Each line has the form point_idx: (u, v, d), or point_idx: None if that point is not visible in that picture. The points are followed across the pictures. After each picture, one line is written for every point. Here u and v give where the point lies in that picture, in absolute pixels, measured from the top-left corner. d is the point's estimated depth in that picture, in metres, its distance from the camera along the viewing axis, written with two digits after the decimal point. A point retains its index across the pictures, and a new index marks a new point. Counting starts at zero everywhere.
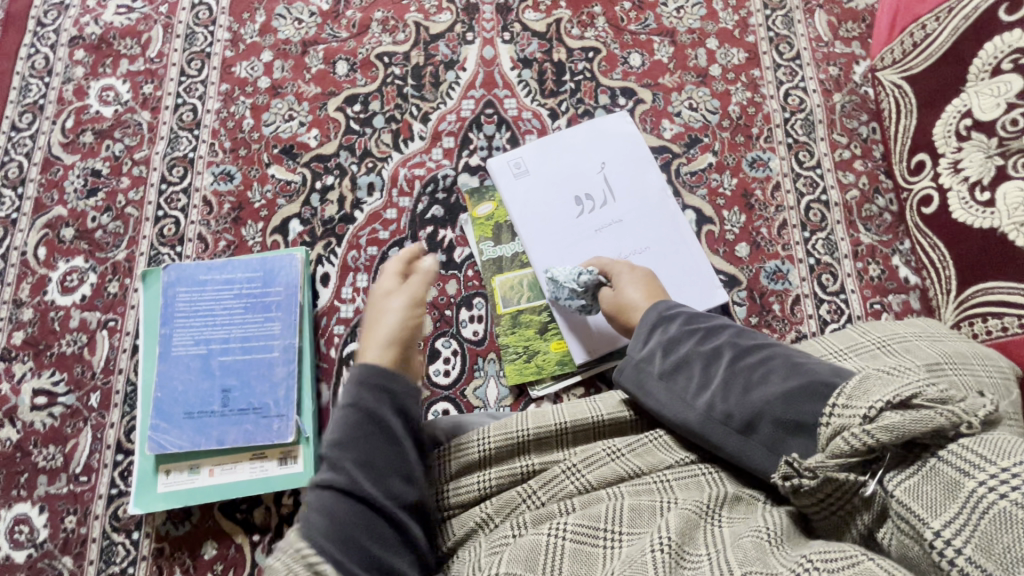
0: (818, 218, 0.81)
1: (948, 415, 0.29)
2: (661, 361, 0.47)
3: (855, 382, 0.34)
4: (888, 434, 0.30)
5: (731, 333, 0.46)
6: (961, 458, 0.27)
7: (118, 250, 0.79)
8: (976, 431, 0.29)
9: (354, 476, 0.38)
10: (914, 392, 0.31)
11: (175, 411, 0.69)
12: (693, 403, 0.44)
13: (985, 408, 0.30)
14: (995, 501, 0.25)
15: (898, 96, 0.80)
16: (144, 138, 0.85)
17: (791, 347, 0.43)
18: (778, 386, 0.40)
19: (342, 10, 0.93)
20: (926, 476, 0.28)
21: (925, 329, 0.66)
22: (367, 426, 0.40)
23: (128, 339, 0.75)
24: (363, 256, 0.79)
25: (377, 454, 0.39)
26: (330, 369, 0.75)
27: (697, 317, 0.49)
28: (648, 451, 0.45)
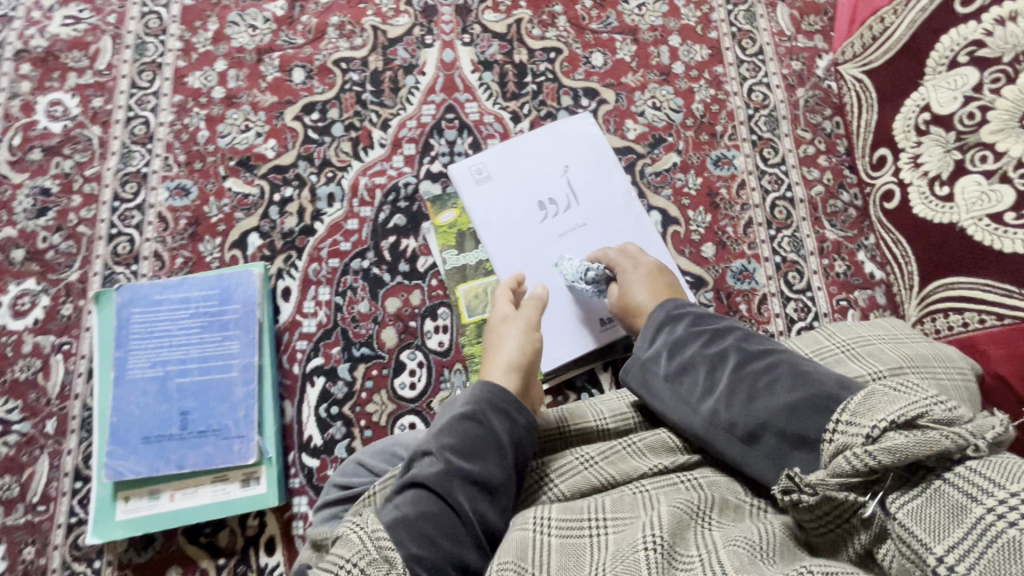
0: (784, 216, 0.82)
1: (953, 438, 0.28)
2: (668, 363, 0.50)
3: (860, 398, 0.33)
4: (890, 455, 0.29)
5: (736, 336, 0.49)
6: (967, 483, 0.27)
7: (71, 270, 0.77)
8: (981, 454, 0.28)
9: (459, 490, 0.42)
10: (917, 413, 0.30)
11: (131, 436, 0.68)
12: (698, 408, 0.47)
13: (994, 429, 0.29)
14: (1004, 529, 0.24)
15: (860, 89, 0.79)
16: (95, 154, 0.82)
17: (797, 354, 0.45)
18: (779, 396, 0.42)
19: (297, 15, 0.91)
20: (931, 497, 0.27)
21: (890, 330, 0.64)
22: (485, 443, 0.45)
23: (83, 362, 0.73)
24: (324, 268, 0.79)
25: (485, 480, 0.43)
26: (293, 387, 0.75)
27: (704, 319, 0.52)
28: (619, 458, 0.48)
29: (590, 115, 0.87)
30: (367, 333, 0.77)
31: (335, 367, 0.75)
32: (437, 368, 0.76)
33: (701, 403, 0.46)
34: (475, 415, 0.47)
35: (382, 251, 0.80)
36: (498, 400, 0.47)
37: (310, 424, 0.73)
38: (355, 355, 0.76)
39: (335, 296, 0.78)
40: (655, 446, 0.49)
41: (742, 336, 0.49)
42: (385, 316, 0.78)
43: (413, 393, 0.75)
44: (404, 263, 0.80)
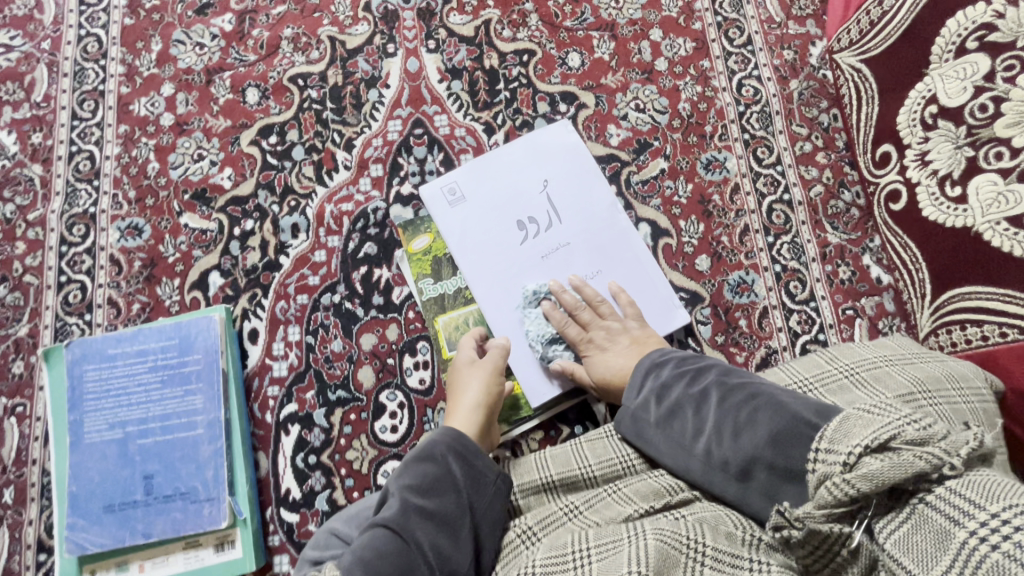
0: (782, 220, 0.82)
1: (926, 458, 0.35)
2: (658, 408, 0.61)
3: (837, 427, 0.40)
4: (868, 482, 0.36)
5: (714, 374, 0.59)
6: (951, 507, 0.33)
7: (20, 325, 0.81)
8: (958, 471, 0.35)
9: (414, 519, 0.55)
10: (889, 435, 0.37)
11: (94, 506, 0.71)
12: (693, 446, 0.56)
13: (965, 445, 0.36)
14: (989, 552, 0.30)
15: (858, 80, 0.81)
16: (38, 195, 0.86)
17: (774, 389, 0.53)
18: (760, 430, 0.50)
19: (248, 30, 0.92)
20: (917, 525, 0.34)
21: (890, 352, 0.67)
22: (439, 485, 0.58)
23: (37, 425, 0.78)
24: (292, 306, 0.81)
25: (439, 512, 0.56)
26: (266, 437, 0.77)
27: (686, 362, 0.63)
28: (604, 505, 0.58)
29: (569, 122, 0.86)
30: (342, 374, 0.79)
31: (310, 414, 0.78)
32: (419, 409, 0.78)
33: (694, 441, 0.56)
34: (435, 461, 0.61)
35: (353, 283, 0.82)
36: (455, 447, 0.62)
37: (287, 476, 0.76)
38: (331, 399, 0.78)
39: (306, 335, 0.80)
40: (642, 491, 0.58)
41: (720, 373, 0.59)
42: (361, 354, 0.79)
43: (394, 436, 0.77)
44: (378, 296, 0.81)
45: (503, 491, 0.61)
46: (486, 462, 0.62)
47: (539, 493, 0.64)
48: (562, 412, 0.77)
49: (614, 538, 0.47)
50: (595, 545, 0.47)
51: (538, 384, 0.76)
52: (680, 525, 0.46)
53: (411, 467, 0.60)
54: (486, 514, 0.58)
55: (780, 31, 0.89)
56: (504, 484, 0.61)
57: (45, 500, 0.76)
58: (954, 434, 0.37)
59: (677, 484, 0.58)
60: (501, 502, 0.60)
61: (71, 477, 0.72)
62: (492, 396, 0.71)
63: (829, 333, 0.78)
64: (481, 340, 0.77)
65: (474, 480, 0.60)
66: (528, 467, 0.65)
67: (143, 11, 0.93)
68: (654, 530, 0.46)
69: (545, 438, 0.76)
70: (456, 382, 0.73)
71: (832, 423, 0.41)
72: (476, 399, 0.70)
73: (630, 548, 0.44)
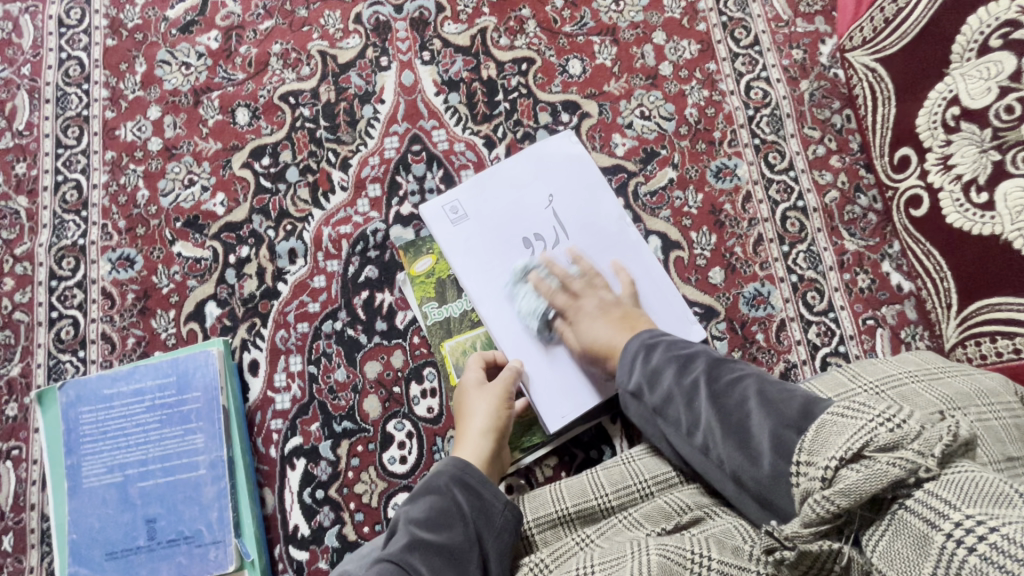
0: (797, 228, 0.79)
1: (900, 465, 0.33)
2: (650, 399, 0.57)
3: (812, 437, 0.38)
4: (845, 498, 0.34)
5: (702, 362, 0.56)
6: (928, 509, 0.31)
7: (12, 364, 0.78)
8: (934, 472, 0.33)
9: (420, 555, 0.53)
10: (864, 442, 0.35)
11: (96, 553, 0.69)
12: (690, 440, 0.54)
13: (941, 442, 0.33)
14: (966, 558, 0.28)
15: (873, 80, 0.78)
16: (25, 228, 0.83)
17: (762, 381, 0.51)
18: (757, 434, 0.48)
19: (235, 47, 0.88)
20: (897, 533, 0.32)
21: (916, 366, 0.63)
22: (447, 518, 0.57)
23: (34, 468, 0.75)
24: (293, 335, 0.78)
25: (446, 546, 0.54)
26: (271, 472, 0.75)
27: (676, 346, 0.59)
28: (615, 531, 0.55)
29: (573, 133, 0.82)
30: (346, 405, 0.76)
31: (315, 447, 0.75)
32: (428, 438, 0.75)
33: (691, 439, 0.53)
34: (445, 491, 0.59)
35: (355, 309, 0.79)
36: (461, 477, 0.60)
37: (295, 512, 0.73)
38: (336, 430, 0.75)
39: (308, 365, 0.77)
40: (652, 515, 0.56)
41: (710, 363, 0.56)
42: (366, 383, 0.77)
43: (404, 468, 0.74)
44: (381, 321, 0.78)
45: (514, 522, 0.58)
46: (495, 492, 0.60)
47: (555, 527, 0.59)
48: (577, 436, 0.74)
49: (617, 554, 0.47)
50: (599, 562, 0.47)
51: (553, 408, 0.71)
52: (684, 541, 0.46)
53: (420, 500, 0.59)
54: (495, 546, 0.56)
55: (788, 30, 0.85)
56: (515, 513, 0.59)
57: (45, 546, 0.73)
58: (930, 430, 0.34)
59: (684, 503, 0.56)
60: (512, 534, 0.57)
61: (71, 524, 0.70)
62: (501, 423, 0.68)
63: (850, 345, 0.75)
64: (488, 358, 0.73)
65: (483, 511, 0.58)
66: (541, 498, 0.61)
67: (125, 31, 0.89)
68: (657, 546, 0.46)
69: (560, 464, 0.74)
70: (464, 406, 0.70)
71: (808, 431, 0.39)
72: (484, 428, 0.68)
73: (632, 564, 0.45)
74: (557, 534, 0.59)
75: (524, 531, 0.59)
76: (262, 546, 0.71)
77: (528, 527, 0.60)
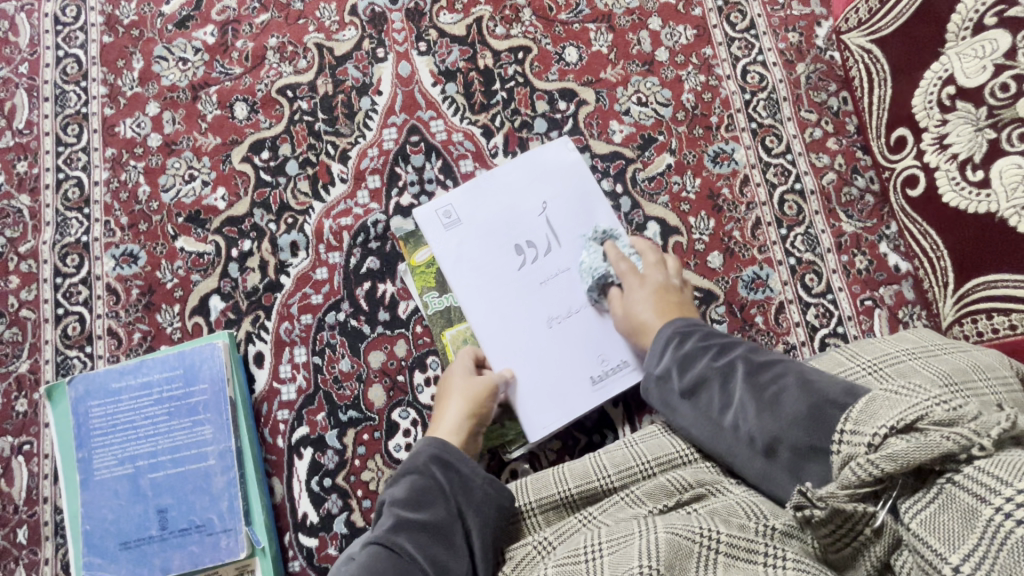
0: (795, 211, 0.79)
1: (954, 439, 0.35)
2: (684, 377, 0.59)
3: (862, 408, 0.41)
4: (891, 463, 0.36)
5: (741, 349, 0.58)
6: (977, 484, 0.33)
7: (20, 361, 0.79)
8: (989, 452, 0.34)
9: (407, 533, 0.55)
10: (916, 416, 0.38)
11: (109, 544, 0.70)
12: (720, 418, 0.56)
13: (999, 425, 0.35)
14: (1011, 529, 0.30)
15: (869, 61, 0.79)
16: (28, 227, 0.83)
17: (801, 365, 0.53)
18: (793, 411, 0.50)
19: (231, 42, 0.88)
20: (943, 505, 0.34)
21: (912, 345, 0.64)
22: (428, 494, 0.59)
23: (46, 463, 0.76)
24: (297, 327, 0.79)
25: (431, 522, 0.57)
26: (279, 461, 0.76)
27: (710, 334, 0.61)
28: (618, 509, 0.56)
29: (570, 141, 0.81)
30: (352, 394, 0.77)
31: (322, 436, 0.76)
32: None
33: (721, 417, 0.56)
34: (424, 470, 0.61)
35: (358, 300, 0.80)
36: (439, 456, 0.62)
37: (304, 500, 0.75)
38: (342, 420, 0.76)
39: (313, 356, 0.78)
40: (653, 492, 0.57)
41: (747, 348, 0.58)
42: (370, 373, 0.78)
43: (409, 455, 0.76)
44: (383, 312, 0.79)
45: (492, 495, 0.60)
46: (473, 467, 0.62)
47: (557, 508, 0.61)
48: (579, 421, 0.75)
49: (624, 532, 0.47)
50: (607, 540, 0.47)
51: (535, 415, 0.73)
52: (691, 518, 0.46)
53: (401, 482, 0.61)
54: (476, 518, 0.58)
55: (783, 13, 0.85)
56: (495, 486, 0.61)
57: (59, 538, 0.74)
58: (987, 415, 0.36)
59: (685, 481, 0.57)
60: (492, 506, 0.59)
61: (84, 516, 0.71)
62: (473, 420, 0.69)
63: (848, 325, 0.76)
64: (478, 356, 0.75)
65: (461, 485, 0.60)
66: (545, 480, 0.62)
67: (121, 28, 0.89)
68: (666, 525, 0.45)
69: (563, 448, 0.75)
70: (445, 388, 0.72)
71: (856, 405, 0.42)
72: (457, 421, 0.69)
73: (641, 541, 0.44)
74: (558, 514, 0.61)
75: (524, 509, 0.61)
76: (272, 534, 0.73)
77: (527, 504, 0.61)
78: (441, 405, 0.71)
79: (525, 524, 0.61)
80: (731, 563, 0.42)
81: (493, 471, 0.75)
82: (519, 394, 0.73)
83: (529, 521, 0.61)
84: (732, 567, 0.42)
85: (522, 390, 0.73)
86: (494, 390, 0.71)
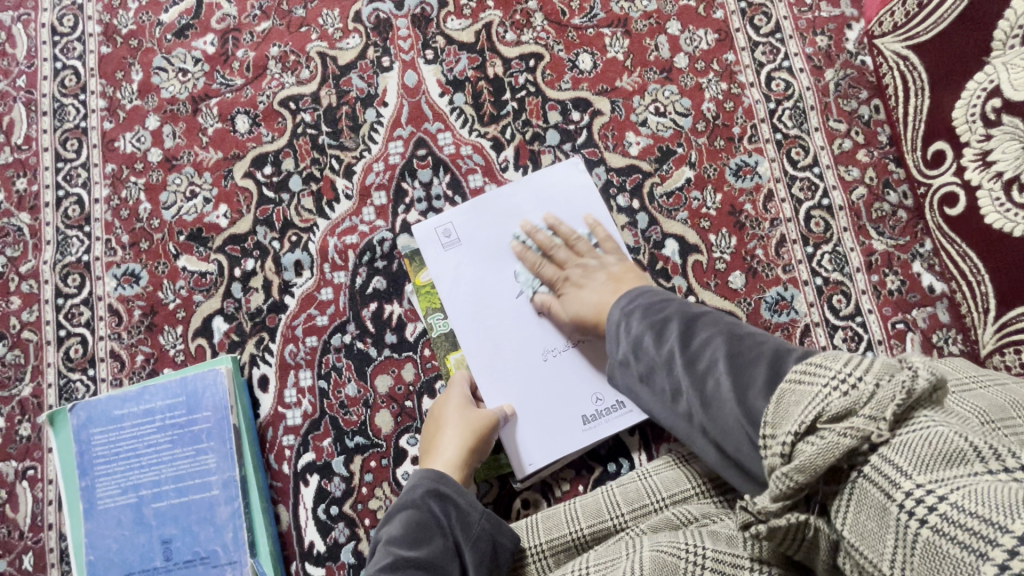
0: (822, 228, 0.75)
1: (852, 435, 0.32)
2: (636, 367, 0.56)
3: (774, 409, 0.37)
4: (801, 475, 0.33)
5: (680, 328, 0.53)
6: (881, 479, 0.30)
7: (23, 384, 0.78)
8: (886, 437, 0.31)
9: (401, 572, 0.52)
10: (818, 413, 0.33)
11: (114, 574, 0.69)
12: (675, 406, 0.53)
13: (893, 403, 0.31)
14: (919, 532, 0.28)
15: (905, 68, 0.74)
16: (28, 245, 0.81)
17: (741, 339, 0.49)
18: (724, 403, 0.46)
19: (232, 51, 0.85)
20: (859, 503, 0.31)
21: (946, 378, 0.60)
22: (423, 528, 0.56)
23: (50, 488, 0.75)
24: (302, 349, 0.77)
25: (426, 560, 0.54)
26: (285, 488, 0.74)
27: (652, 313, 0.57)
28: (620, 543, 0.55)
29: (582, 162, 0.78)
30: (358, 420, 0.75)
31: (328, 462, 0.74)
32: None
33: (674, 405, 0.53)
34: (419, 502, 0.58)
35: (364, 321, 0.77)
36: (436, 488, 0.59)
37: (310, 528, 0.73)
38: (348, 446, 0.74)
39: (318, 380, 0.76)
40: (657, 526, 0.56)
41: (685, 325, 0.54)
42: (377, 398, 0.75)
43: None
44: (390, 334, 0.77)
45: (490, 530, 0.58)
46: (472, 501, 0.59)
47: (568, 549, 0.59)
48: (594, 447, 0.72)
49: (613, 555, 0.49)
50: (596, 563, 0.49)
51: (525, 452, 0.71)
52: (678, 536, 0.47)
53: (394, 515, 0.58)
54: (472, 555, 0.56)
55: (811, 15, 0.80)
56: (492, 521, 0.59)
57: (65, 565, 0.74)
58: (884, 386, 0.32)
59: (691, 514, 0.56)
60: (489, 541, 0.57)
61: (88, 545, 0.70)
62: (466, 458, 0.66)
63: (878, 350, 0.71)
64: (474, 382, 0.73)
65: (459, 520, 0.58)
66: (558, 518, 0.61)
67: (119, 37, 0.87)
68: (651, 545, 0.47)
69: (576, 477, 0.72)
70: (438, 420, 0.69)
71: (770, 401, 0.37)
72: (450, 457, 0.66)
73: (627, 562, 0.46)
74: (570, 555, 0.59)
75: (531, 549, 0.59)
76: (278, 563, 0.71)
77: (534, 544, 0.60)
78: (434, 438, 0.68)
79: (533, 564, 0.59)
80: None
81: (503, 500, 0.72)
82: (510, 432, 0.71)
83: (536, 562, 0.59)
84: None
85: (517, 422, 0.71)
86: (489, 426, 0.68)
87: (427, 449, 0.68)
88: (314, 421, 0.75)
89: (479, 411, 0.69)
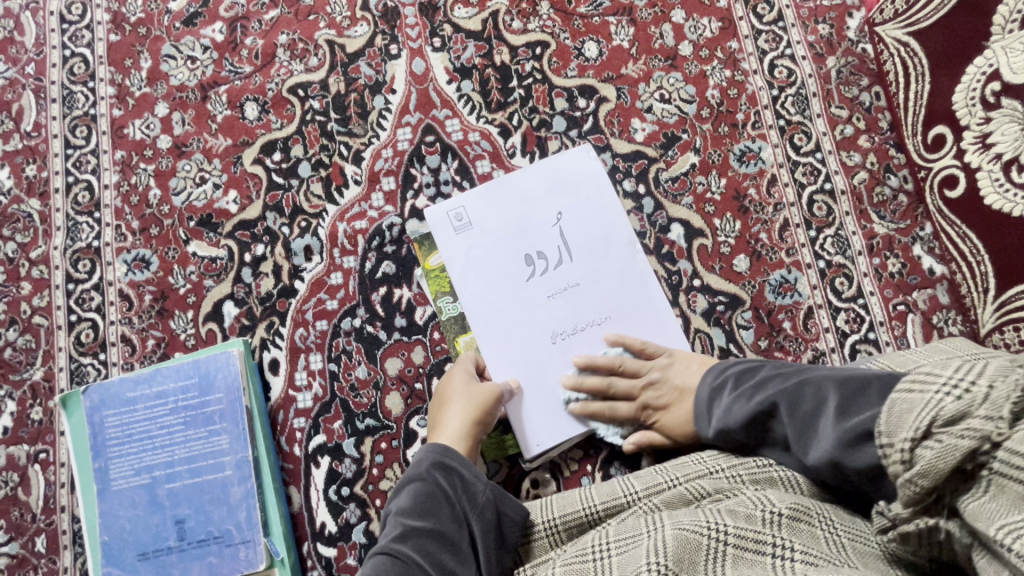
0: (824, 212, 0.76)
1: (971, 435, 0.35)
2: (738, 431, 0.58)
3: (886, 418, 0.39)
4: (927, 478, 0.36)
5: (774, 384, 0.56)
6: (1016, 471, 0.33)
7: (34, 369, 0.78)
8: (1007, 434, 0.34)
9: (412, 542, 0.53)
10: (932, 418, 0.37)
11: (128, 554, 0.70)
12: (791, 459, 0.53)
13: (1009, 402, 0.35)
14: None
15: (906, 54, 0.77)
16: (38, 232, 0.82)
17: (833, 378, 0.50)
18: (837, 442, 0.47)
19: (240, 39, 0.86)
20: (995, 493, 0.34)
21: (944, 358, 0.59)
22: (435, 502, 0.57)
23: (62, 471, 0.76)
24: (312, 333, 0.78)
25: (438, 532, 0.54)
26: (296, 470, 0.75)
27: (744, 377, 0.60)
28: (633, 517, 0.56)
29: (591, 149, 0.79)
30: (368, 402, 0.75)
31: (339, 445, 0.75)
32: None
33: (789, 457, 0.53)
34: (429, 478, 0.59)
35: (373, 306, 0.78)
36: (442, 462, 0.60)
37: (321, 509, 0.73)
38: (359, 428, 0.75)
39: (328, 363, 0.77)
40: (671, 501, 0.57)
41: (779, 380, 0.56)
42: (387, 380, 0.76)
43: None
44: (400, 317, 0.77)
45: (494, 500, 0.59)
46: (476, 472, 0.60)
47: (581, 526, 0.59)
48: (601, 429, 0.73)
49: (633, 532, 0.50)
50: (618, 539, 0.50)
51: (532, 432, 0.72)
52: (697, 514, 0.48)
53: (406, 492, 0.58)
54: (480, 524, 0.57)
55: (813, 4, 0.81)
56: (496, 492, 0.60)
57: (78, 547, 0.74)
58: (998, 387, 0.35)
59: (703, 489, 0.57)
60: (495, 510, 0.58)
61: (102, 526, 0.71)
62: (472, 432, 0.67)
63: (880, 331, 0.73)
64: (481, 363, 0.74)
65: (465, 491, 0.59)
66: (571, 498, 0.60)
67: (128, 25, 0.87)
68: (672, 523, 0.48)
69: (584, 458, 0.73)
70: (443, 396, 0.70)
71: (880, 412, 0.40)
72: (455, 431, 0.67)
73: (649, 540, 0.47)
74: (581, 532, 0.59)
75: (546, 526, 0.59)
76: (290, 544, 0.72)
77: (544, 523, 0.60)
78: (439, 414, 0.69)
79: (541, 538, 0.59)
80: (741, 554, 0.44)
81: (513, 481, 0.73)
82: (518, 412, 0.72)
83: (547, 537, 0.59)
84: (740, 560, 0.44)
85: (527, 404, 0.72)
86: (491, 402, 0.69)
87: (432, 428, 0.69)
88: (324, 404, 0.76)
89: (483, 387, 0.70)
